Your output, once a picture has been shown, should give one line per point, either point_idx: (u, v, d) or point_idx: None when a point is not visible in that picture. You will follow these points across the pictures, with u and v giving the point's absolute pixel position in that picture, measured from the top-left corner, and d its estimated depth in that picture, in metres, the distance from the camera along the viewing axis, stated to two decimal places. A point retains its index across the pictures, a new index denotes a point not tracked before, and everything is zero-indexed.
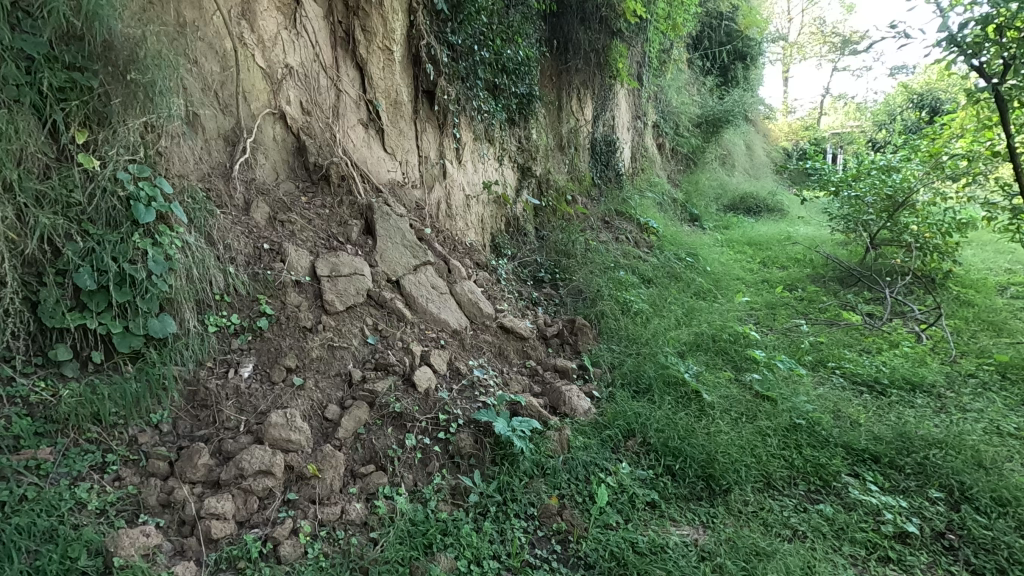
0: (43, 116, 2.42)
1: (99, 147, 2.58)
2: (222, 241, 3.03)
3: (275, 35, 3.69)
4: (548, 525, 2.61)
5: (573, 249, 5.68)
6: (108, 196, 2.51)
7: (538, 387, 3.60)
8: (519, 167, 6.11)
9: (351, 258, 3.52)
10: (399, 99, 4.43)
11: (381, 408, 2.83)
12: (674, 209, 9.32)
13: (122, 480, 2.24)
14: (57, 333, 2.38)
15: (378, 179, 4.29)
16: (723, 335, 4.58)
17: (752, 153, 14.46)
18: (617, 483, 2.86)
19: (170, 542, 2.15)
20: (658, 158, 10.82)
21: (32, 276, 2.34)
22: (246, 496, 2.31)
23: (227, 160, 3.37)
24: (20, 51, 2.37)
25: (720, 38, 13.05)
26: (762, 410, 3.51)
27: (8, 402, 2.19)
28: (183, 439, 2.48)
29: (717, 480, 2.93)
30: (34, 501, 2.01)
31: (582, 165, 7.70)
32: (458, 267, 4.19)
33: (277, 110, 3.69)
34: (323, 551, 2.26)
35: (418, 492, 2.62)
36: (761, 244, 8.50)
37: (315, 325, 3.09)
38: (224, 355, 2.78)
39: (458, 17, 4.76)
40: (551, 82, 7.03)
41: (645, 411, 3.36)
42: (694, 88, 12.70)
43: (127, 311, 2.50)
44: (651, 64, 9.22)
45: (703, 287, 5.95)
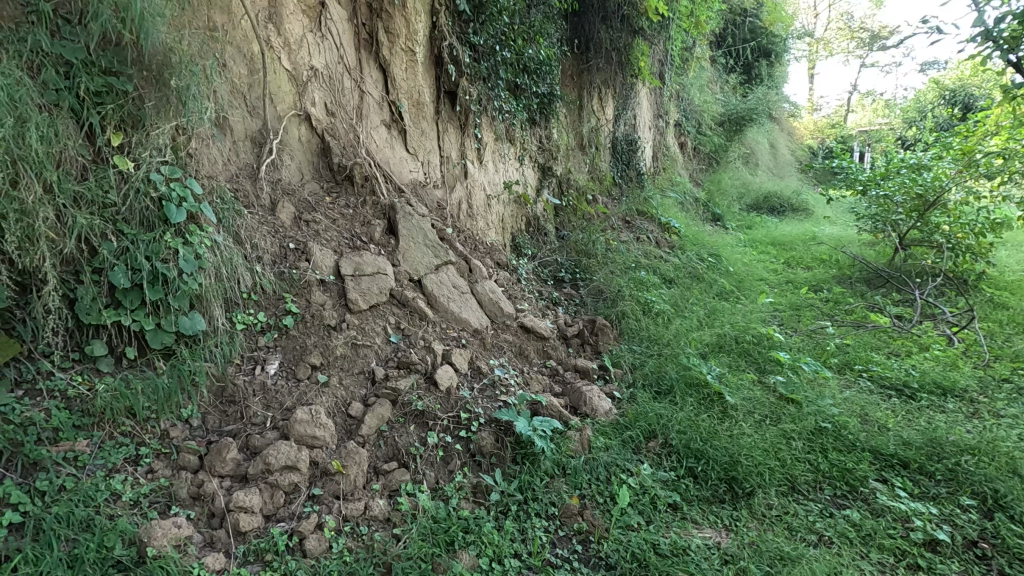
0: (80, 119, 2.51)
1: (133, 149, 2.66)
2: (249, 240, 3.10)
3: (301, 38, 3.76)
4: (569, 525, 2.61)
5: (594, 249, 5.66)
6: (142, 196, 2.59)
7: (558, 387, 3.60)
8: (540, 167, 6.11)
9: (373, 258, 3.57)
10: (422, 100, 4.48)
11: (403, 406, 2.86)
12: (696, 209, 9.22)
13: (154, 472, 2.30)
14: (93, 330, 2.46)
15: (400, 179, 4.34)
16: (747, 337, 4.52)
17: (777, 152, 14.23)
18: (638, 484, 2.85)
19: (200, 534, 2.20)
20: (680, 157, 10.73)
21: (70, 275, 2.42)
22: (273, 490, 2.36)
23: (254, 161, 3.44)
24: (60, 57, 2.47)
25: (743, 35, 12.90)
26: (787, 413, 3.46)
27: (47, 395, 2.27)
28: (212, 434, 2.54)
29: (739, 483, 2.90)
30: (72, 492, 2.08)
31: (603, 165, 7.67)
32: (479, 266, 4.21)
33: (302, 112, 3.75)
34: (348, 546, 2.29)
35: (440, 490, 2.64)
36: (786, 244, 8.36)
37: (339, 324, 3.14)
38: (251, 353, 2.85)
39: (480, 18, 4.79)
40: (573, 81, 7.02)
41: (667, 412, 3.34)
42: (717, 86, 12.55)
43: (159, 308, 2.57)
44: (673, 63, 9.15)
45: (726, 288, 5.88)
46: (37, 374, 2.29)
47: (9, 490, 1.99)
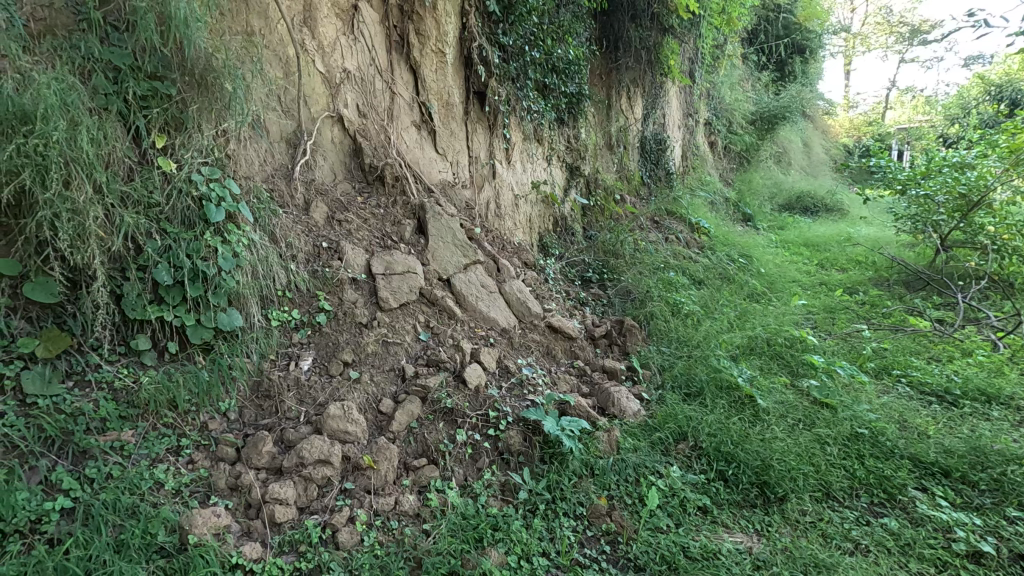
0: (128, 122, 2.63)
1: (176, 151, 2.76)
2: (284, 239, 3.17)
3: (334, 41, 3.84)
4: (598, 525, 2.60)
5: (622, 249, 5.63)
6: (184, 196, 2.68)
7: (586, 387, 3.59)
8: (568, 167, 6.09)
9: (403, 257, 3.62)
10: (451, 100, 4.53)
11: (433, 403, 2.90)
12: (726, 209, 9.07)
13: (194, 463, 2.39)
14: (139, 325, 2.56)
15: (429, 178, 4.38)
16: (779, 339, 4.42)
17: (810, 151, 13.88)
18: (668, 486, 2.83)
19: (238, 524, 2.27)
20: (710, 156, 10.56)
21: (117, 271, 2.52)
22: (306, 483, 2.41)
23: (289, 161, 3.53)
24: (109, 63, 2.60)
25: (777, 31, 12.62)
26: (821, 418, 3.39)
27: (95, 386, 2.37)
28: (248, 427, 2.61)
29: (771, 488, 2.85)
30: (119, 479, 2.17)
31: (632, 165, 7.60)
32: (508, 266, 4.23)
33: (335, 113, 3.83)
34: (378, 539, 2.34)
35: (468, 487, 2.67)
36: (819, 245, 8.16)
37: (370, 321, 3.20)
38: (286, 349, 2.92)
39: (509, 19, 4.81)
40: (601, 80, 6.97)
41: (696, 414, 3.30)
42: (749, 83, 12.31)
43: (199, 304, 2.65)
44: (704, 61, 9.01)
45: (757, 290, 5.77)
46: (86, 366, 2.40)
47: (61, 477, 2.09)
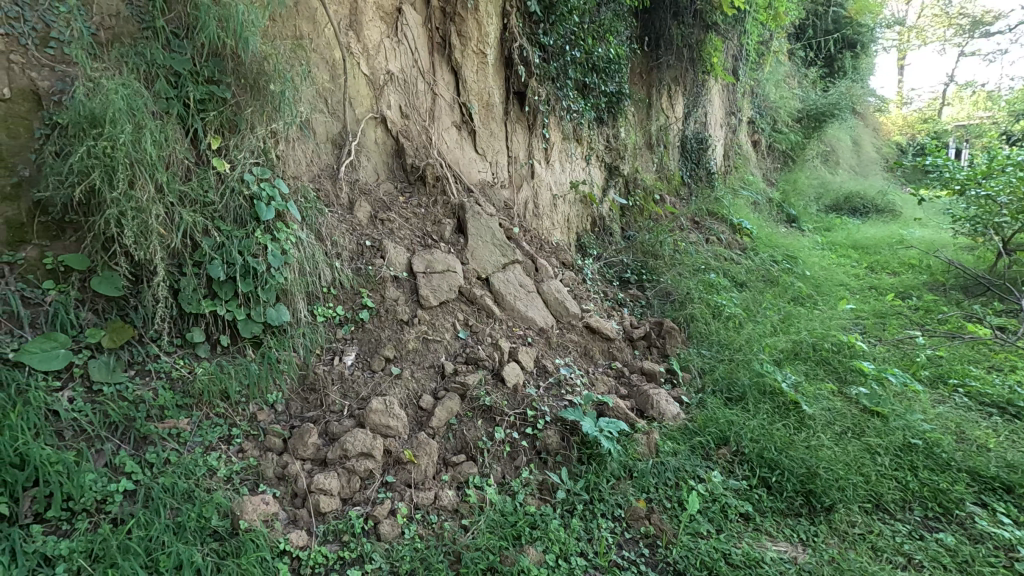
0: (186, 125, 2.77)
1: (230, 152, 2.87)
2: (330, 238, 3.26)
3: (379, 44, 3.93)
4: (636, 527, 2.58)
5: (661, 250, 5.55)
6: (237, 195, 2.79)
7: (624, 389, 3.55)
8: (606, 166, 6.03)
9: (444, 256, 3.67)
10: (491, 101, 4.57)
11: (472, 401, 2.93)
12: (769, 210, 8.81)
13: (244, 452, 2.48)
14: (194, 318, 2.69)
15: (469, 178, 4.43)
16: (826, 344, 4.27)
17: (859, 149, 13.35)
18: (708, 491, 2.78)
19: (285, 512, 2.35)
20: (753, 156, 10.30)
21: (175, 267, 2.65)
22: (350, 475, 2.48)
23: (334, 162, 3.63)
24: (171, 69, 2.76)
25: (826, 26, 12.17)
26: (871, 427, 3.26)
27: (154, 376, 2.51)
28: (295, 419, 2.70)
29: (817, 497, 2.78)
30: (175, 465, 2.27)
31: (672, 164, 7.47)
32: (546, 266, 4.23)
33: (378, 114, 3.92)
34: (418, 533, 2.38)
35: (506, 484, 2.69)
36: (869, 247, 7.85)
37: (411, 318, 3.26)
38: (330, 344, 3.00)
39: (550, 18, 4.81)
40: (642, 79, 6.88)
41: (738, 419, 3.23)
42: (795, 80, 11.92)
43: (250, 300, 2.76)
44: (749, 58, 8.79)
45: (802, 293, 5.59)
46: (146, 357, 2.53)
47: (124, 460, 2.21)
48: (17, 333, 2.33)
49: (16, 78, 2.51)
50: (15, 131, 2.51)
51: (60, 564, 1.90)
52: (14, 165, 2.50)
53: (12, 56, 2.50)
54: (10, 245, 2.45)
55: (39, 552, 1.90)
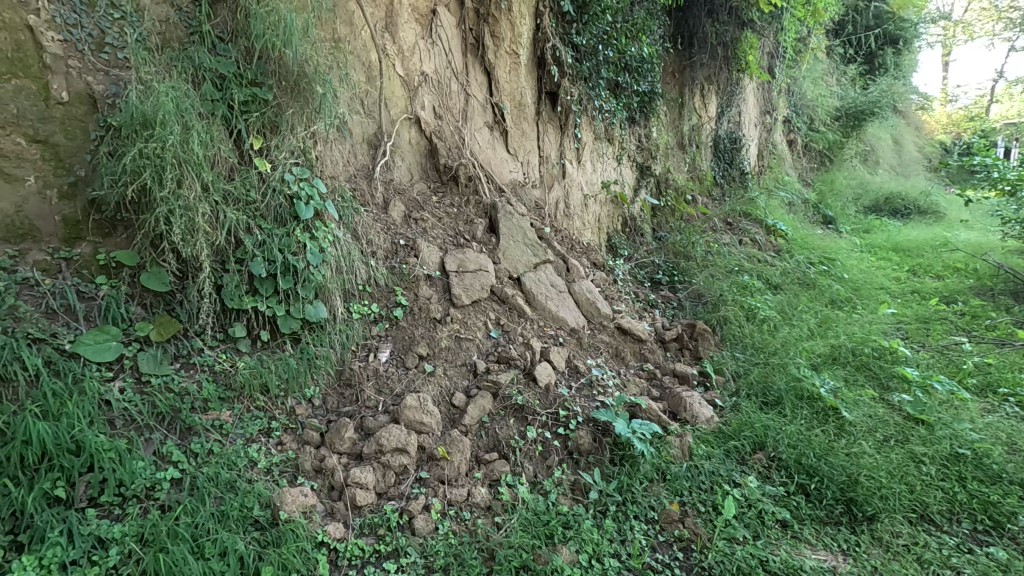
0: (230, 126, 2.85)
1: (271, 152, 2.94)
2: (365, 236, 3.31)
3: (414, 45, 3.99)
4: (670, 530, 2.56)
5: (693, 251, 5.48)
6: (278, 194, 2.86)
7: (656, 391, 3.51)
8: (638, 166, 5.97)
9: (476, 255, 3.69)
10: (524, 101, 4.57)
11: (504, 399, 2.95)
12: (804, 211, 8.61)
13: (283, 444, 2.54)
14: (236, 313, 2.77)
15: (501, 178, 4.45)
16: (866, 349, 4.14)
17: (900, 149, 12.91)
18: (744, 496, 2.74)
19: (322, 504, 2.40)
20: (788, 155, 10.06)
21: (219, 264, 2.73)
22: (385, 470, 2.52)
23: (370, 162, 3.69)
24: (217, 72, 2.86)
25: (867, 21, 11.80)
26: (916, 435, 3.16)
27: (198, 369, 2.59)
28: (331, 414, 2.76)
29: (859, 506, 2.71)
30: (218, 456, 2.34)
31: (704, 165, 7.36)
32: (577, 266, 4.22)
33: (412, 115, 3.97)
34: (452, 529, 2.41)
35: (539, 483, 2.69)
36: (911, 250, 7.57)
37: (444, 317, 3.29)
38: (365, 341, 3.05)
39: (583, 18, 4.80)
40: (674, 78, 6.79)
41: (775, 424, 3.16)
42: (833, 78, 11.60)
43: (289, 296, 2.82)
44: (786, 55, 8.59)
45: (840, 296, 5.43)
46: (191, 350, 2.62)
47: (171, 450, 2.30)
48: (73, 326, 2.43)
49: (74, 82, 2.64)
50: (72, 133, 2.63)
51: (113, 547, 1.98)
52: (71, 165, 2.63)
53: (70, 62, 2.63)
54: (67, 241, 2.58)
55: (93, 534, 2.00)
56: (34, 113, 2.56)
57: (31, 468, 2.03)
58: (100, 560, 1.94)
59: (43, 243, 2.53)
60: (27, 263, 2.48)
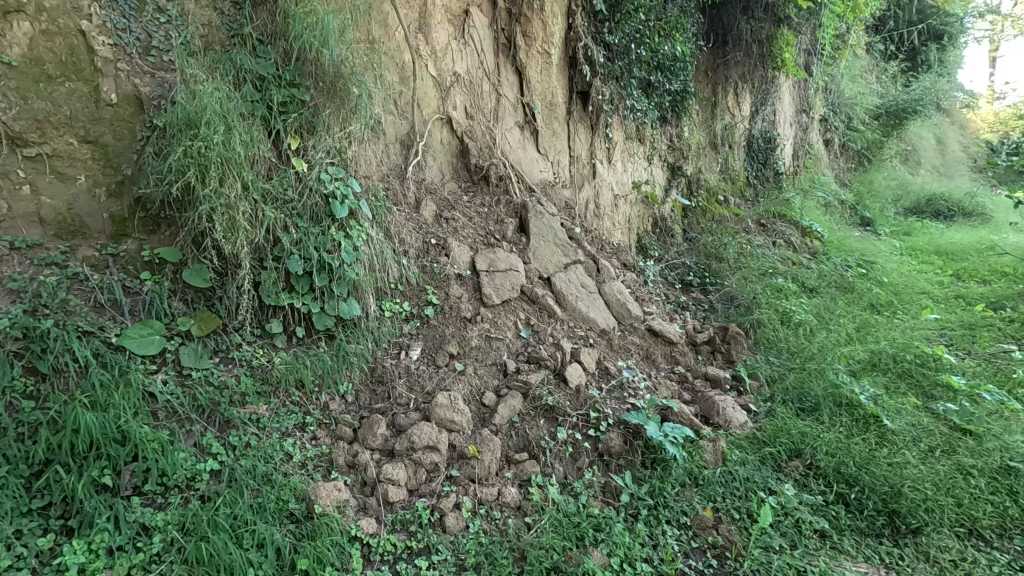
0: (269, 127, 2.91)
1: (308, 151, 2.99)
2: (398, 235, 3.35)
3: (446, 46, 4.02)
4: (703, 537, 2.53)
5: (725, 253, 5.37)
6: (314, 194, 2.90)
7: (688, 395, 3.45)
8: (669, 166, 5.87)
9: (506, 254, 3.69)
10: (555, 100, 4.56)
11: (534, 399, 2.94)
12: (841, 212, 8.36)
13: (318, 439, 2.58)
14: (273, 310, 2.82)
15: (531, 178, 4.44)
16: (909, 356, 3.99)
17: (944, 148, 12.43)
18: (780, 504, 2.68)
19: (356, 499, 2.43)
20: (824, 155, 9.78)
21: (258, 261, 2.79)
22: (416, 467, 2.54)
23: (402, 162, 3.73)
24: (257, 74, 2.92)
25: (909, 17, 11.41)
26: (963, 446, 3.04)
27: (236, 363, 2.65)
28: (363, 410, 2.79)
29: (902, 518, 2.64)
30: (255, 449, 2.40)
31: (737, 165, 7.21)
32: (608, 267, 4.18)
33: (444, 115, 4.00)
34: (483, 528, 2.42)
35: (569, 485, 2.68)
36: (955, 253, 7.27)
37: (474, 316, 3.30)
38: (397, 338, 3.08)
39: (616, 17, 4.75)
40: (707, 77, 6.67)
41: (812, 430, 3.07)
42: (873, 76, 11.25)
43: (324, 294, 2.87)
44: (823, 52, 8.37)
45: (880, 300, 5.25)
46: (230, 345, 2.69)
47: (211, 442, 2.36)
48: (119, 320, 2.52)
49: (122, 85, 2.73)
50: (120, 134, 2.73)
51: (156, 535, 2.05)
52: (118, 164, 2.73)
53: (120, 65, 2.73)
54: (114, 238, 2.68)
55: (138, 521, 2.07)
56: (85, 114, 2.66)
57: (81, 456, 2.12)
58: (144, 547, 2.02)
59: (92, 239, 2.63)
60: (77, 259, 2.57)
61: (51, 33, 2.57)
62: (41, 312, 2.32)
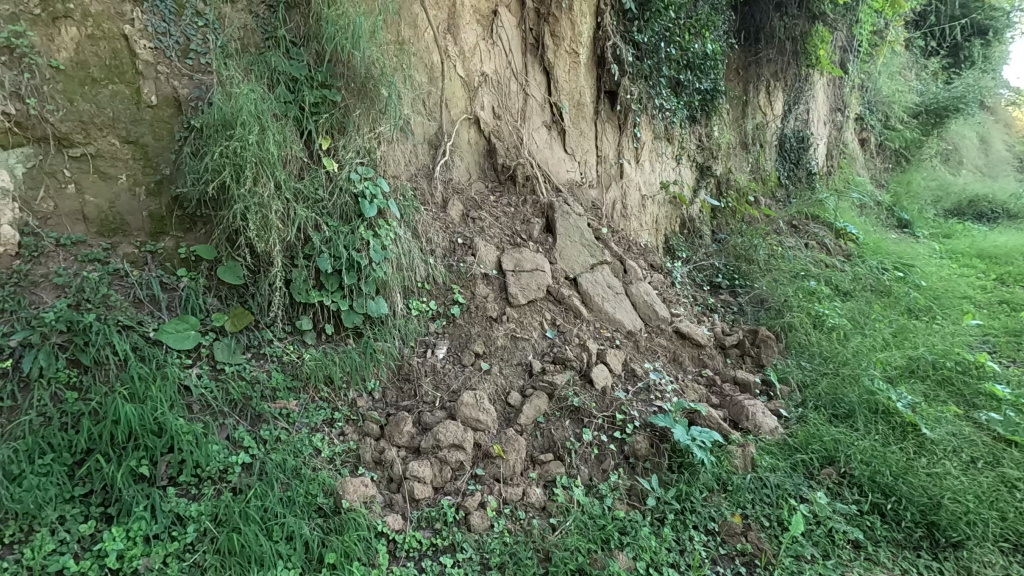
0: (301, 127, 2.97)
1: (338, 151, 3.03)
2: (425, 235, 3.37)
3: (475, 46, 4.04)
4: (732, 543, 2.49)
5: (756, 255, 5.26)
6: (344, 193, 2.94)
7: (716, 398, 3.39)
8: (698, 166, 5.77)
9: (533, 254, 3.68)
10: (583, 100, 4.54)
11: (560, 400, 2.93)
12: (876, 213, 8.12)
13: (345, 435, 2.62)
14: (303, 307, 2.87)
15: (558, 178, 4.42)
16: (949, 362, 3.85)
17: (987, 148, 11.96)
18: (812, 512, 2.62)
19: (382, 495, 2.46)
20: (859, 155, 9.50)
21: (289, 259, 2.84)
22: (442, 465, 2.55)
23: (430, 162, 3.76)
24: (290, 75, 2.98)
25: (952, 11, 11.01)
26: (1008, 457, 2.92)
27: (268, 359, 2.71)
28: (390, 407, 2.82)
29: (942, 531, 2.56)
30: (285, 443, 2.44)
31: (768, 165, 7.06)
32: (635, 267, 4.13)
33: (472, 115, 4.02)
34: (507, 527, 2.42)
35: (594, 487, 2.66)
36: (999, 256, 6.99)
37: (500, 316, 3.31)
38: (424, 337, 3.11)
39: (645, 15, 4.70)
40: (738, 75, 6.55)
41: (845, 437, 2.99)
42: (912, 73, 10.89)
43: (353, 292, 2.91)
44: (860, 48, 8.13)
45: (919, 305, 5.07)
46: (261, 341, 2.74)
47: (243, 436, 2.41)
48: (157, 315, 2.60)
49: (162, 87, 2.81)
50: (160, 134, 2.81)
51: (191, 525, 2.11)
52: (157, 164, 2.81)
53: (159, 68, 2.81)
54: (153, 235, 2.76)
55: (173, 511, 2.13)
56: (127, 115, 2.75)
57: (120, 446, 2.19)
58: (179, 536, 2.08)
59: (132, 237, 2.72)
60: (117, 255, 2.66)
61: (96, 37, 2.68)
62: (84, 306, 2.41)
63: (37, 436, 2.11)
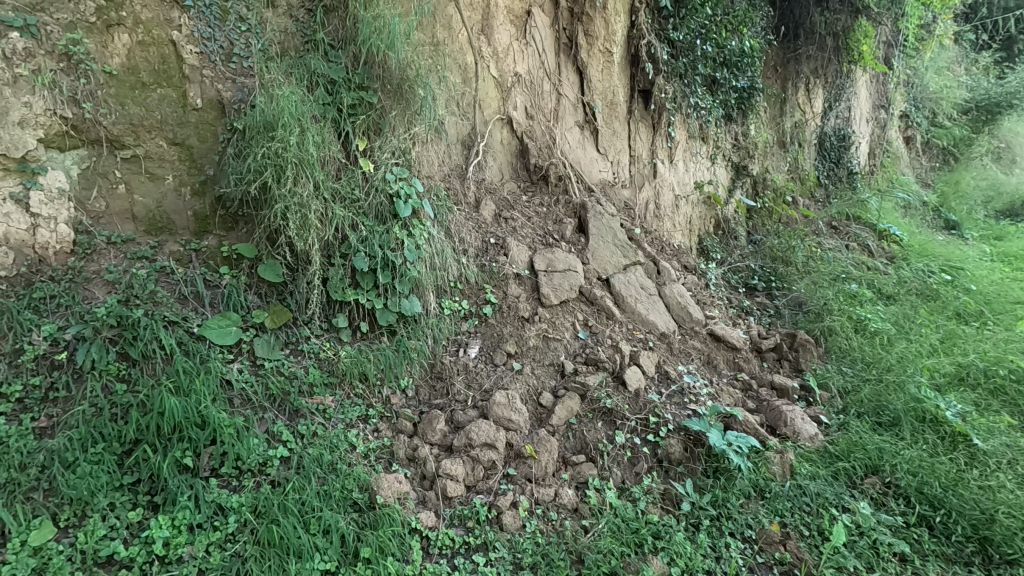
0: (339, 128, 3.02)
1: (374, 152, 3.07)
2: (458, 235, 3.39)
3: (508, 47, 4.04)
4: (770, 552, 2.44)
5: (794, 256, 5.13)
6: (379, 193, 2.98)
7: (752, 403, 3.31)
8: (734, 165, 5.65)
9: (565, 254, 3.66)
10: (616, 99, 4.49)
11: (592, 402, 2.91)
12: (922, 213, 7.81)
13: (380, 431, 2.66)
14: (339, 305, 2.92)
15: (590, 177, 4.39)
16: (1003, 371, 3.66)
17: None
18: (855, 523, 2.54)
19: (416, 492, 2.49)
20: (904, 154, 9.17)
21: (326, 258, 2.89)
22: (474, 463, 2.57)
23: (463, 162, 3.78)
24: (329, 78, 3.04)
25: (1005, 2, 10.55)
26: None
27: (305, 355, 2.77)
28: (423, 405, 2.85)
29: (995, 547, 2.45)
30: (322, 438, 2.49)
31: (807, 164, 6.88)
32: (669, 268, 4.06)
33: (505, 115, 4.03)
34: (539, 528, 2.42)
35: (627, 490, 2.63)
36: None
37: (532, 316, 3.30)
38: (456, 336, 3.13)
39: (681, 13, 4.63)
40: (777, 73, 6.41)
41: (890, 447, 2.89)
42: (960, 68, 10.57)
43: (387, 291, 2.94)
44: (905, 43, 7.86)
45: (968, 309, 4.85)
46: (299, 338, 2.81)
47: (281, 429, 2.47)
48: (201, 311, 2.68)
49: (207, 90, 2.90)
50: (204, 136, 2.91)
51: (232, 515, 2.17)
52: (202, 165, 2.90)
53: (205, 71, 2.90)
54: (197, 233, 2.86)
55: (215, 502, 2.19)
56: (174, 118, 2.85)
57: (166, 437, 2.27)
58: (221, 526, 2.14)
59: (177, 235, 2.82)
60: (164, 252, 2.76)
61: (146, 43, 2.78)
62: (133, 302, 2.50)
63: (89, 426, 2.21)
